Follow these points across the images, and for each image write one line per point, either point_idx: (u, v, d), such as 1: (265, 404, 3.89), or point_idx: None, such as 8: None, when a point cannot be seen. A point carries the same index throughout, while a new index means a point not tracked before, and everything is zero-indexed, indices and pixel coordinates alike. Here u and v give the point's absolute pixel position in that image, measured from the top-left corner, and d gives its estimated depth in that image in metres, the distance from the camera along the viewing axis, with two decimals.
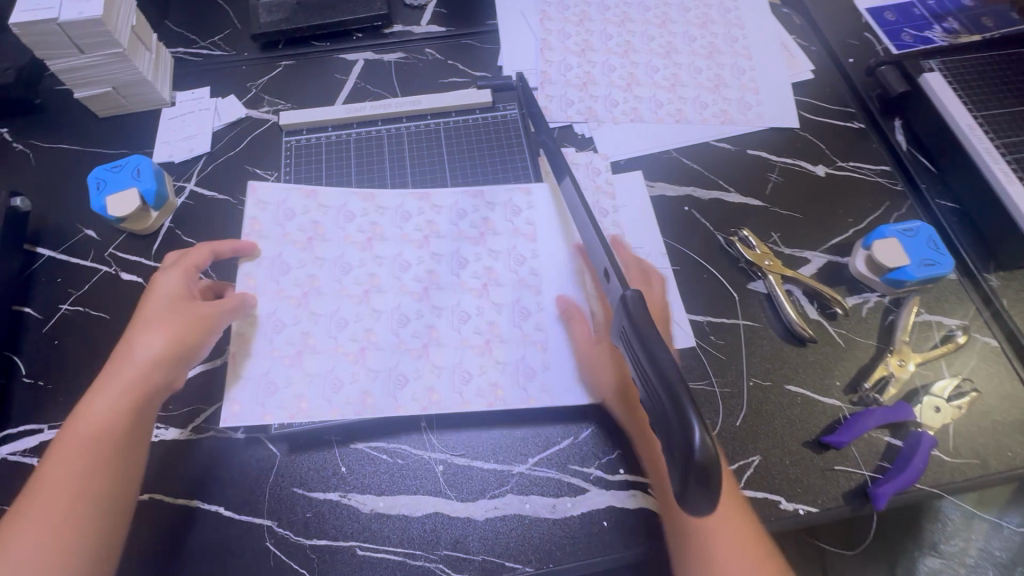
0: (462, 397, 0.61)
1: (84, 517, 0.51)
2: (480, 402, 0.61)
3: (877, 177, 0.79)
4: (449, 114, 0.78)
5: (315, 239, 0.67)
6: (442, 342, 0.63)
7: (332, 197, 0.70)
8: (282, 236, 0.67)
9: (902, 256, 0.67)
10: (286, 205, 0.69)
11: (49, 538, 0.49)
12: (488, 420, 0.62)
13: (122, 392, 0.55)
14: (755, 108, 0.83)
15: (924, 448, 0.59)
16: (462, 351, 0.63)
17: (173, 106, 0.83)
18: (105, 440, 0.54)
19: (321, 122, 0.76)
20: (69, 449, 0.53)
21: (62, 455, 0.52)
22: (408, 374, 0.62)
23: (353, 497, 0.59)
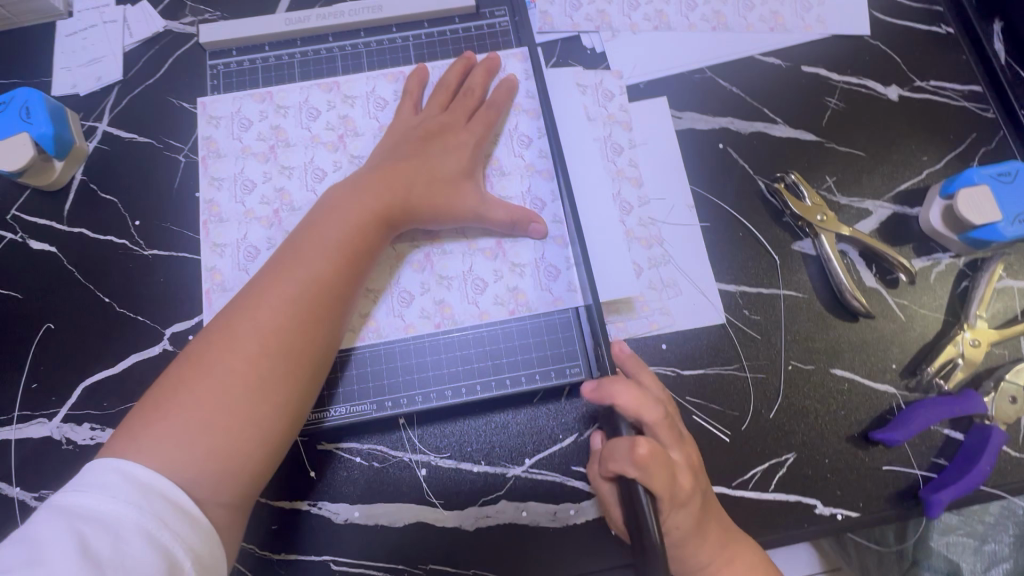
0: (479, 307, 0.53)
1: (246, 418, 0.40)
2: (501, 311, 0.53)
3: (963, 101, 0.62)
4: (421, 24, 0.60)
5: (277, 147, 0.55)
6: (444, 252, 0.53)
7: (294, 96, 0.57)
8: (237, 150, 0.55)
9: (993, 209, 0.53)
10: (241, 114, 0.56)
11: (197, 440, 0.38)
12: (506, 334, 0.53)
13: (306, 283, 0.44)
14: (814, 9, 0.64)
15: (992, 447, 0.50)
16: (468, 253, 0.53)
17: (71, 18, 0.65)
18: (285, 338, 0.42)
19: (254, 39, 0.59)
20: (225, 341, 0.42)
21: (220, 345, 0.41)
22: (413, 291, 0.53)
23: (323, 506, 0.51)
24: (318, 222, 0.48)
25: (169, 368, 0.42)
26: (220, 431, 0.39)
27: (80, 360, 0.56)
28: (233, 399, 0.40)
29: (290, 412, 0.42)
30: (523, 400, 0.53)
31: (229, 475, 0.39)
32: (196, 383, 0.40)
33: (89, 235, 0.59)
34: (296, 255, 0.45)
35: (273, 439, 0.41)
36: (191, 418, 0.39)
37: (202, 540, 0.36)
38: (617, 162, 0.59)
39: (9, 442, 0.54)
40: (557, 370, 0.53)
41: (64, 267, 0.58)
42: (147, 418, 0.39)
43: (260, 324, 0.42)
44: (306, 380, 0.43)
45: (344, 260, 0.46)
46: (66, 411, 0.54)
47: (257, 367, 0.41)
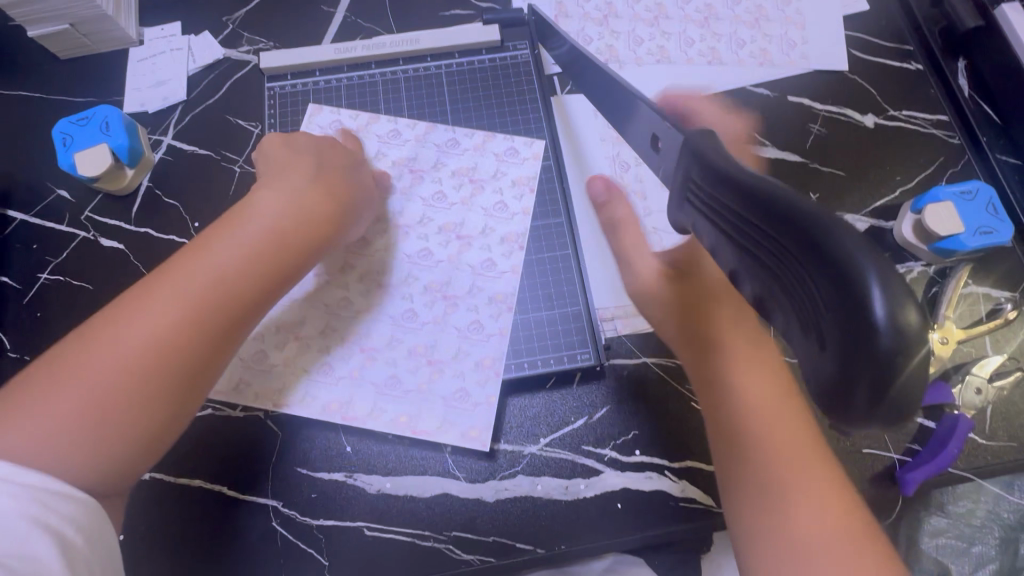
0: (481, 294, 0.62)
1: (116, 400, 0.41)
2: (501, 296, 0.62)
3: (931, 129, 0.70)
4: (452, 55, 0.70)
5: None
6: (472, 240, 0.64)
7: (347, 121, 0.67)
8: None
9: (956, 222, 0.60)
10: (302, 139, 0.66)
11: (69, 415, 0.40)
12: (494, 320, 0.61)
13: (209, 285, 0.45)
14: (799, 47, 0.73)
15: (961, 432, 0.56)
16: (484, 249, 0.63)
17: (141, 45, 0.74)
18: (169, 332, 0.43)
19: (307, 66, 0.69)
20: (128, 318, 0.43)
21: (128, 322, 0.43)
22: (450, 289, 0.62)
23: (358, 477, 0.57)
24: (247, 222, 0.50)
25: (63, 342, 0.43)
26: (83, 409, 0.40)
27: None
28: (104, 386, 0.41)
29: (171, 404, 0.43)
30: (538, 385, 0.60)
31: (92, 459, 0.40)
32: (84, 360, 0.41)
33: (153, 235, 0.66)
34: (194, 252, 0.47)
35: (145, 432, 0.42)
36: (71, 389, 0.40)
37: (87, 518, 0.39)
38: (624, 176, 0.66)
39: None
40: (569, 355, 0.60)
41: (131, 262, 0.65)
42: (51, 380, 0.41)
43: (138, 317, 0.43)
44: (191, 379, 0.44)
45: (247, 266, 0.48)
46: None
47: (139, 357, 0.42)
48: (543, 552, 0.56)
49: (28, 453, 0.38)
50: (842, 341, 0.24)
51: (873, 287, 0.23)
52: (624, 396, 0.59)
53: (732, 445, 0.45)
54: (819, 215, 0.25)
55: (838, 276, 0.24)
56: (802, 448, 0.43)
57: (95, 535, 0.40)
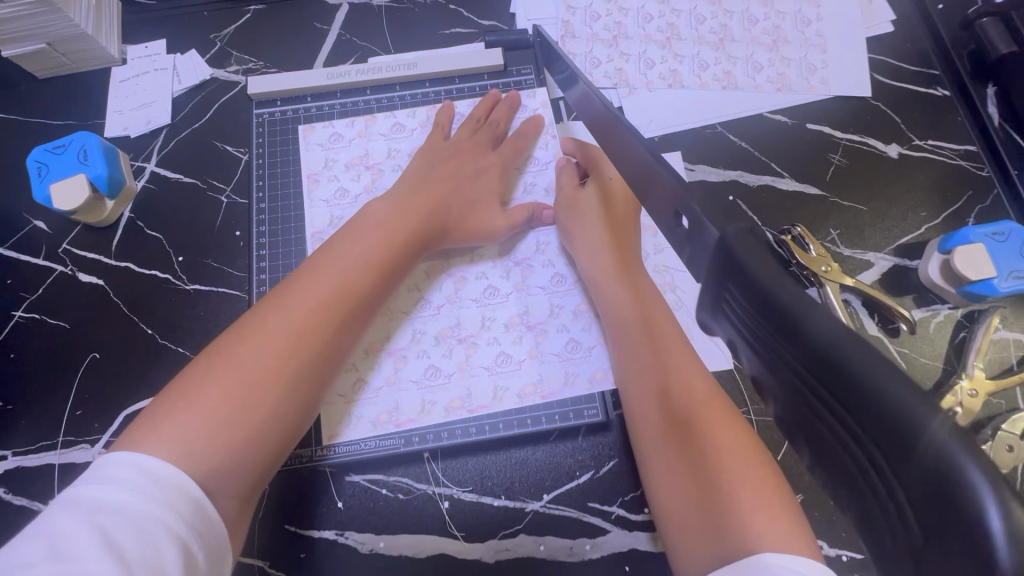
0: (501, 321, 0.59)
1: (274, 404, 0.43)
2: (518, 320, 0.59)
3: (959, 160, 0.66)
4: (452, 80, 0.67)
5: (356, 169, 0.64)
6: (476, 269, 0.60)
7: (342, 125, 0.65)
8: (325, 187, 0.63)
9: (988, 265, 0.56)
10: (307, 157, 0.64)
11: (216, 424, 0.41)
12: (524, 345, 0.58)
13: (336, 290, 0.48)
14: (819, 71, 0.69)
15: None
16: (487, 296, 0.59)
17: (124, 64, 0.70)
18: (312, 337, 0.46)
19: (299, 91, 0.65)
20: (273, 334, 0.45)
21: (259, 339, 0.44)
22: (462, 327, 0.58)
23: (350, 535, 0.54)
24: (358, 228, 0.52)
25: (196, 359, 0.45)
26: (235, 416, 0.41)
27: (123, 388, 0.59)
28: (251, 395, 0.42)
29: (301, 409, 0.46)
30: (543, 438, 0.56)
31: (246, 462, 0.42)
32: (227, 370, 0.43)
33: (134, 270, 0.62)
34: (328, 259, 0.50)
35: (286, 433, 0.45)
36: (229, 401, 0.42)
37: (208, 527, 0.38)
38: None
39: (53, 466, 0.56)
40: (576, 411, 0.56)
41: (111, 299, 0.62)
42: (178, 401, 0.41)
43: (291, 323, 0.46)
44: (320, 380, 0.47)
45: (375, 270, 0.51)
46: (108, 437, 0.57)
47: (284, 361, 0.44)
48: None
49: (189, 459, 0.39)
50: (929, 558, 0.18)
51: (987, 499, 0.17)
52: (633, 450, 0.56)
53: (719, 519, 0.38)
54: (830, 336, 0.20)
55: (931, 478, 0.17)
56: (760, 483, 0.38)
57: (215, 545, 0.38)
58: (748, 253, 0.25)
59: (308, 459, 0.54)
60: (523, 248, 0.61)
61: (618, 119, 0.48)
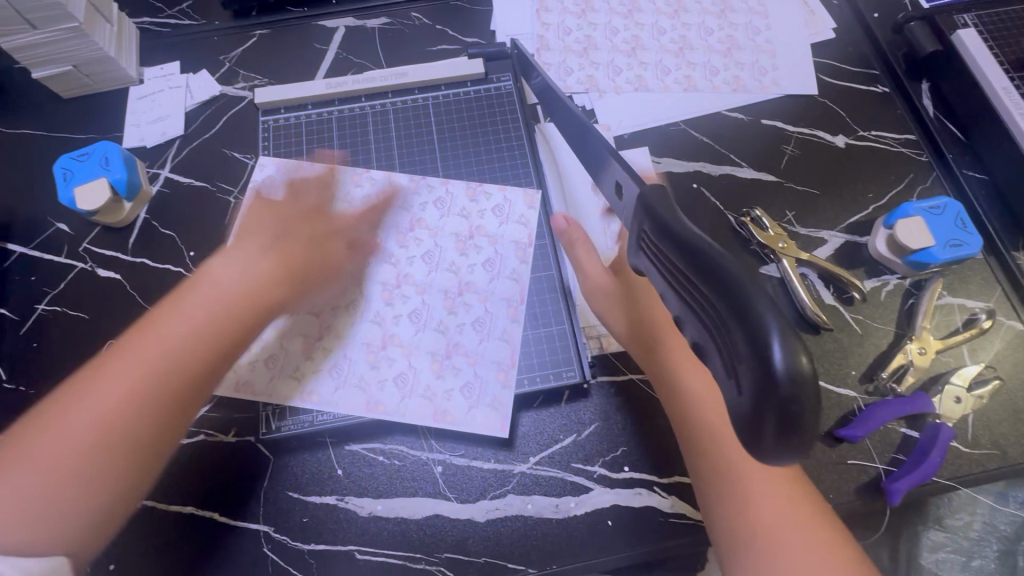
0: (436, 349, 0.61)
1: (136, 426, 0.45)
2: (462, 349, 0.61)
3: (900, 147, 0.73)
4: (438, 87, 0.74)
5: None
6: (413, 234, 0.66)
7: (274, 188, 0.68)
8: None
9: (926, 236, 0.62)
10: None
11: (41, 472, 0.43)
12: (461, 376, 0.60)
13: (193, 310, 0.49)
14: (770, 73, 0.76)
15: (942, 441, 0.56)
16: (421, 337, 0.62)
17: (141, 84, 0.77)
18: (182, 356, 0.48)
19: (300, 100, 0.73)
20: (112, 366, 0.47)
21: (97, 377, 0.46)
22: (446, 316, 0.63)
23: (350, 500, 0.57)
24: (228, 251, 0.54)
25: (59, 390, 0.47)
26: (47, 462, 0.43)
27: None
28: (101, 428, 0.45)
29: (167, 426, 0.47)
30: (526, 405, 0.61)
31: (72, 499, 0.43)
32: (75, 408, 0.45)
33: (150, 264, 0.68)
34: (197, 283, 0.52)
35: (124, 477, 0.45)
36: (45, 451, 0.44)
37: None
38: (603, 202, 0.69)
39: None
40: (554, 375, 0.61)
41: (127, 291, 0.67)
42: (3, 460, 0.44)
43: (133, 365, 0.47)
44: (175, 421, 0.48)
45: (246, 285, 0.52)
46: None
47: (129, 401, 0.46)
48: (536, 572, 0.56)
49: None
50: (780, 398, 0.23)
51: (771, 339, 0.22)
52: (613, 413, 0.60)
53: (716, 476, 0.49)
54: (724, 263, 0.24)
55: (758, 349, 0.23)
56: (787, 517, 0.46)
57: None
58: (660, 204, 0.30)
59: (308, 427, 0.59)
60: (479, 290, 0.64)
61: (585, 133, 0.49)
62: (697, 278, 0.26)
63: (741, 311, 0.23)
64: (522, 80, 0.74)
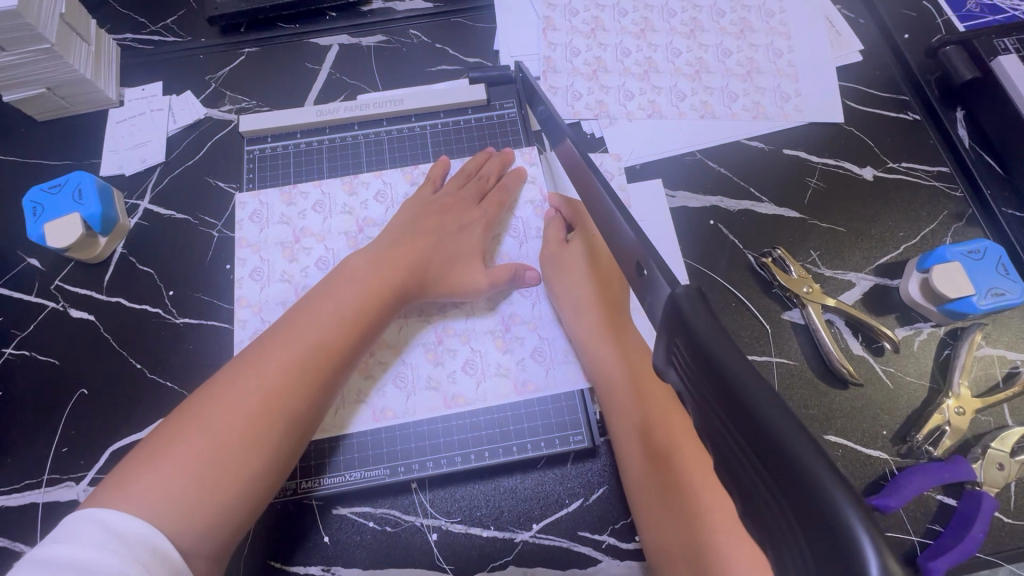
0: (493, 325, 0.59)
1: (263, 437, 0.44)
2: (519, 318, 0.59)
3: (933, 181, 0.68)
4: (437, 114, 0.69)
5: (290, 267, 0.61)
6: (364, 235, 0.63)
7: (252, 232, 0.63)
8: (274, 294, 0.61)
9: (965, 284, 0.57)
10: (240, 293, 0.60)
11: (187, 479, 0.41)
12: (526, 343, 0.58)
13: (330, 320, 0.50)
14: (793, 99, 0.71)
15: (984, 514, 0.52)
16: (474, 318, 0.59)
17: (121, 106, 0.73)
18: (305, 366, 0.47)
19: (289, 127, 0.68)
20: (248, 375, 0.46)
21: (232, 387, 0.45)
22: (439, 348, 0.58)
23: (336, 571, 0.53)
24: (360, 262, 0.54)
25: (171, 415, 0.45)
26: (201, 467, 0.42)
27: (111, 424, 0.59)
28: (242, 436, 0.44)
29: (287, 445, 0.46)
30: (528, 465, 0.56)
31: (213, 519, 0.41)
32: (199, 428, 0.43)
33: (126, 304, 0.63)
34: (326, 294, 0.51)
35: (259, 493, 0.44)
36: (186, 459, 0.42)
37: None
38: None
39: (36, 505, 0.56)
40: (560, 436, 0.56)
41: (101, 334, 0.62)
42: (134, 469, 0.41)
43: (264, 377, 0.46)
44: (291, 442, 0.46)
45: (375, 296, 0.52)
46: (93, 474, 0.57)
47: (260, 417, 0.45)
48: None
49: (154, 516, 0.39)
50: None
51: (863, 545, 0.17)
52: None
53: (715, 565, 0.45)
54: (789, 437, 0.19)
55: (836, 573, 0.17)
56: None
57: None
58: (697, 317, 0.25)
59: (292, 492, 0.54)
60: (508, 293, 0.60)
61: (589, 171, 0.43)
62: (747, 446, 0.21)
63: (809, 503, 0.18)
64: (527, 104, 0.69)
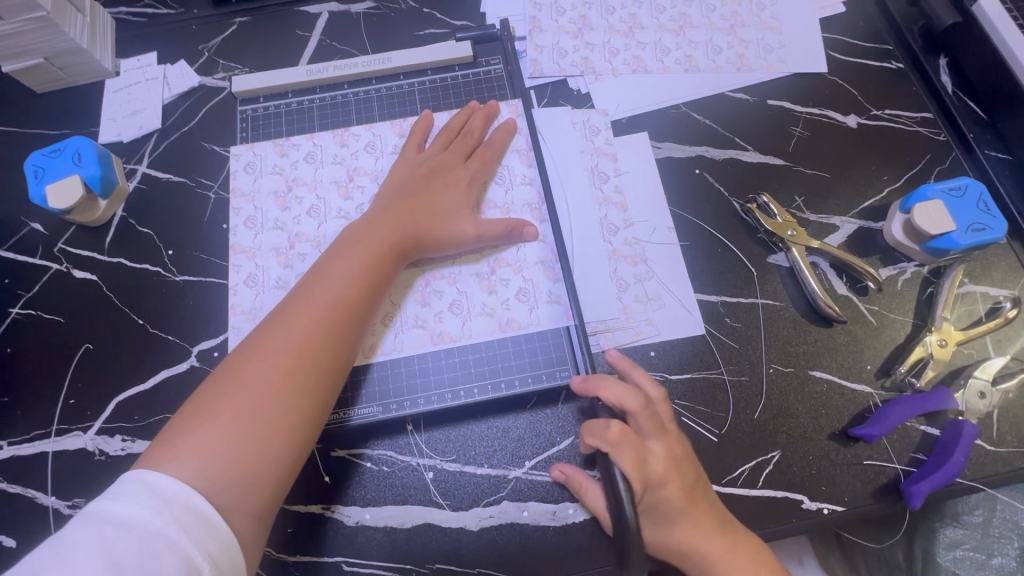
0: (480, 268, 0.60)
1: (298, 393, 0.47)
2: (506, 261, 0.60)
3: (915, 127, 0.68)
4: (425, 73, 0.70)
5: (283, 216, 0.64)
6: (355, 185, 0.65)
7: (248, 183, 0.66)
8: (267, 242, 0.63)
9: (947, 220, 0.58)
10: (236, 242, 0.63)
11: (232, 437, 0.44)
12: (512, 285, 0.60)
13: (347, 280, 0.52)
14: (776, 51, 0.72)
15: (966, 440, 0.53)
16: (461, 263, 0.60)
17: (117, 77, 0.74)
18: (328, 324, 0.50)
19: (280, 89, 0.70)
20: (277, 337, 0.48)
21: (265, 347, 0.48)
22: (433, 292, 0.59)
23: (336, 509, 0.55)
24: (369, 224, 0.57)
25: (205, 381, 0.47)
26: (245, 425, 0.44)
27: (115, 377, 0.61)
28: (278, 392, 0.46)
29: (319, 400, 0.48)
30: (520, 406, 0.58)
31: (257, 475, 0.44)
32: (235, 392, 0.46)
33: (126, 264, 0.65)
34: (340, 256, 0.54)
35: (299, 450, 0.47)
36: (229, 418, 0.44)
37: (216, 539, 0.40)
38: (596, 159, 0.66)
39: (46, 454, 0.58)
40: (550, 374, 0.57)
41: (104, 293, 0.64)
42: (179, 433, 0.44)
43: (290, 340, 0.48)
44: (323, 397, 0.49)
45: (386, 254, 0.55)
46: (100, 424, 0.59)
47: (289, 377, 0.47)
48: None
49: (208, 472, 0.42)
50: None
51: None
52: None
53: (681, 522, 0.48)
54: None
55: None
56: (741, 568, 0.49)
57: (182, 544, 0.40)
58: None
59: None
60: None
61: None
62: None
63: None
64: (513, 61, 0.70)
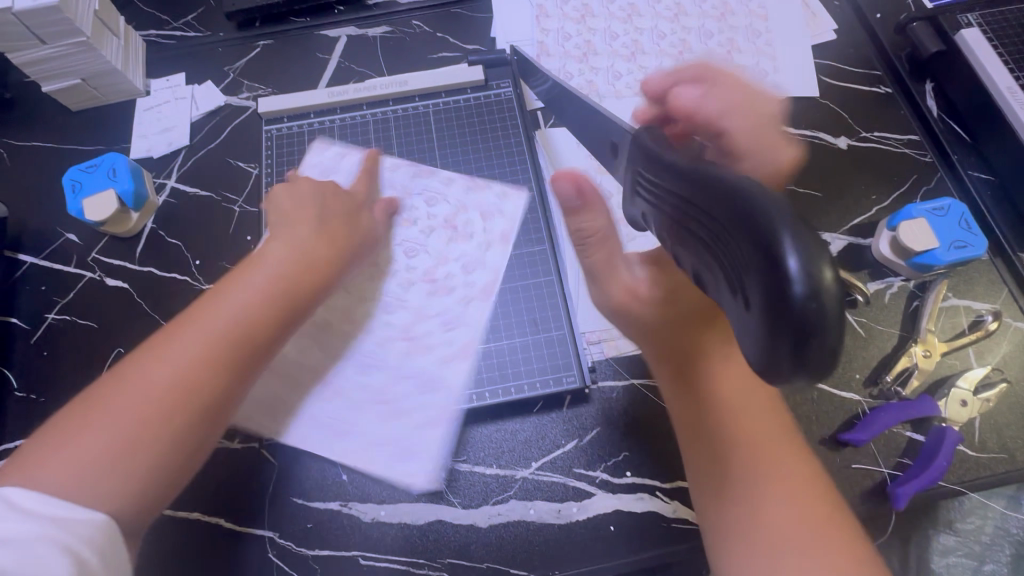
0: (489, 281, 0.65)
1: (183, 403, 0.46)
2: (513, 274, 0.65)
3: (903, 148, 0.72)
4: (439, 95, 0.75)
5: None
6: None
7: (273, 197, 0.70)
8: None
9: (930, 238, 0.62)
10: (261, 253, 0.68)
11: (112, 445, 0.43)
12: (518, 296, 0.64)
13: (250, 292, 0.52)
14: (771, 76, 0.76)
15: (948, 445, 0.56)
16: (472, 276, 0.65)
17: (148, 96, 0.78)
18: (226, 335, 0.49)
19: (303, 110, 0.74)
20: (179, 345, 0.48)
21: (168, 355, 0.47)
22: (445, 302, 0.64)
23: (353, 506, 0.58)
24: (283, 238, 0.57)
25: (90, 389, 0.47)
26: (122, 434, 0.44)
27: None
28: (161, 402, 0.45)
29: (205, 412, 0.47)
30: (527, 409, 0.61)
31: (119, 488, 0.43)
32: (115, 398, 0.45)
33: (156, 273, 0.69)
34: (249, 265, 0.55)
35: (175, 464, 0.46)
36: (111, 426, 0.44)
37: (89, 536, 0.40)
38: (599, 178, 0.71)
39: None
40: (555, 379, 0.61)
41: (135, 300, 0.68)
42: (60, 439, 0.43)
43: (180, 350, 0.47)
44: (207, 409, 0.47)
45: (296, 267, 0.55)
46: None
47: (176, 386, 0.46)
48: None
49: (67, 481, 0.41)
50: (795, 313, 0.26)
51: (784, 233, 0.27)
52: (614, 419, 0.60)
53: (722, 489, 0.46)
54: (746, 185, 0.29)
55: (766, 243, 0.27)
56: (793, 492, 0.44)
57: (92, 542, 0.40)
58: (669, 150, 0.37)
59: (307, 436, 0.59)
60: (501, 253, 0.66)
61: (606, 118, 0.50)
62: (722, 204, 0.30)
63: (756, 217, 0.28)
64: (522, 84, 0.74)
